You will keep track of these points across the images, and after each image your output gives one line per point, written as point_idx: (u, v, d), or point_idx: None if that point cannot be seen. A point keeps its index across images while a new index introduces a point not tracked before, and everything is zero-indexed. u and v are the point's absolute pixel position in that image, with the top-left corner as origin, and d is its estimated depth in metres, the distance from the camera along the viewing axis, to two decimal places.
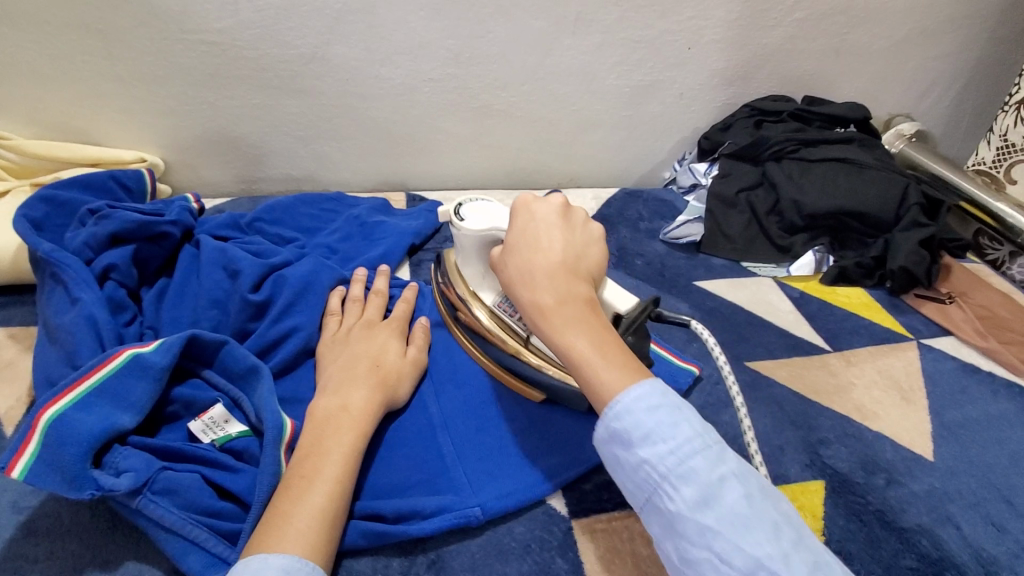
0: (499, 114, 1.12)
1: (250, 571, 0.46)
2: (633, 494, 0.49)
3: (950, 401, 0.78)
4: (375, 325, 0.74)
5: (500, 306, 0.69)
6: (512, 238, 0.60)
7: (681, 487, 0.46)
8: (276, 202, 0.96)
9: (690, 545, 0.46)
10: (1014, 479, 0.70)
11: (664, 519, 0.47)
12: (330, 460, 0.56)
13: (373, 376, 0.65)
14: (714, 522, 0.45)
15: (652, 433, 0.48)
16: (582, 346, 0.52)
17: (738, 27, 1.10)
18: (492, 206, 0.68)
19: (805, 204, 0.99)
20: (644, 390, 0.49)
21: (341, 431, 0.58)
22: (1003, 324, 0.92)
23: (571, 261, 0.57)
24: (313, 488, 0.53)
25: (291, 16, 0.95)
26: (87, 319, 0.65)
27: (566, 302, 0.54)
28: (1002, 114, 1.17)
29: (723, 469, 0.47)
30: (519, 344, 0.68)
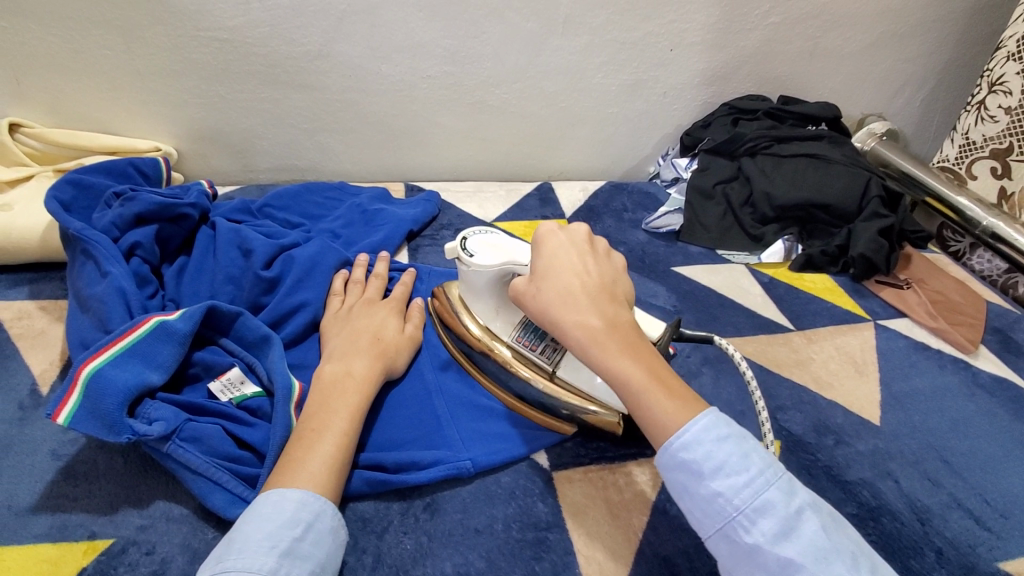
0: (493, 109, 1.19)
1: (270, 503, 0.53)
2: (701, 522, 0.53)
3: (899, 374, 0.86)
4: (374, 304, 0.80)
5: (519, 341, 0.72)
6: (540, 264, 0.65)
7: (760, 520, 0.50)
8: (283, 189, 1.03)
9: (769, 574, 0.50)
10: (951, 441, 0.78)
11: (738, 550, 0.51)
12: (336, 416, 0.63)
13: (375, 347, 0.72)
14: (795, 552, 0.49)
15: (724, 465, 0.52)
16: (634, 375, 0.57)
17: (718, 30, 1.18)
18: (499, 240, 0.73)
19: (776, 196, 1.06)
20: (707, 421, 0.54)
21: (347, 392, 0.65)
22: (955, 307, 0.99)
23: (607, 288, 0.63)
24: (322, 439, 0.60)
25: (298, 15, 1.01)
26: (116, 289, 0.72)
27: (613, 330, 0.60)
28: (965, 114, 1.26)
29: (795, 500, 0.51)
30: (546, 379, 0.71)
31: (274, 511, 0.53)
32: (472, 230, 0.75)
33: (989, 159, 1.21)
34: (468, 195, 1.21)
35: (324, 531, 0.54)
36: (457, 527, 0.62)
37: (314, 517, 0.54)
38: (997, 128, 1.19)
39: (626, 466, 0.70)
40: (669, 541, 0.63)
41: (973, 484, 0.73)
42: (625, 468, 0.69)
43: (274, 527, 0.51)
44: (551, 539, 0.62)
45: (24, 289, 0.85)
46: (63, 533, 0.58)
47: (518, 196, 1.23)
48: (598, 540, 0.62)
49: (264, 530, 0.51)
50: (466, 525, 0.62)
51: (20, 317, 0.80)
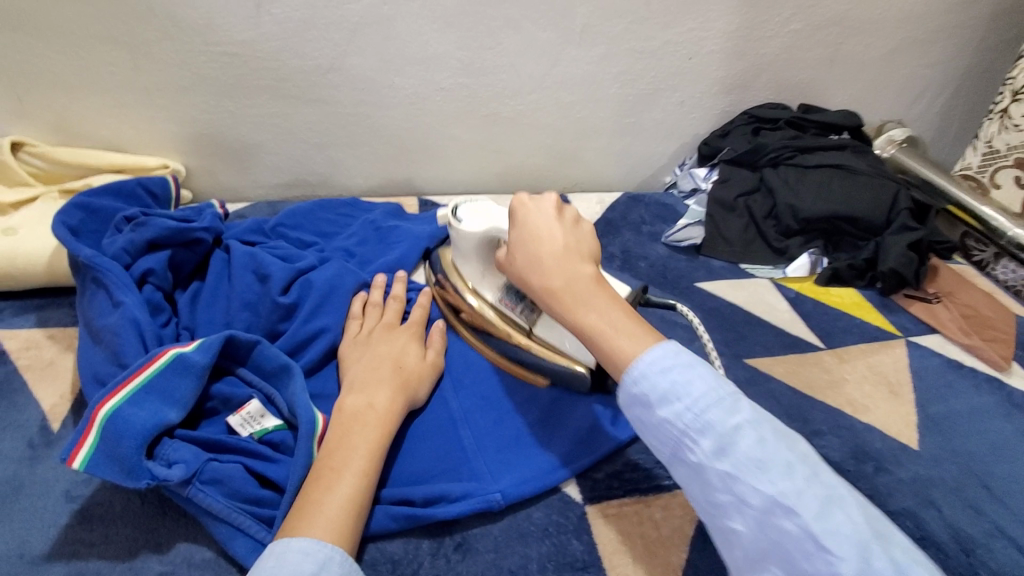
0: (508, 121, 1.16)
1: (274, 558, 0.50)
2: (654, 443, 0.57)
3: (936, 395, 0.84)
4: (395, 329, 0.77)
5: (501, 301, 0.75)
6: (515, 234, 0.67)
7: (701, 440, 0.54)
8: (295, 207, 1.00)
9: (717, 484, 0.53)
10: (992, 466, 0.76)
11: (693, 468, 0.55)
12: (356, 454, 0.60)
13: (396, 379, 0.69)
14: (733, 465, 0.53)
15: (667, 392, 0.55)
16: (592, 324, 0.60)
17: (737, 38, 1.15)
18: (487, 206, 0.74)
19: (802, 209, 1.03)
20: (660, 355, 0.57)
21: (368, 427, 0.63)
22: (986, 322, 0.97)
23: (573, 249, 0.65)
24: (341, 479, 0.58)
25: (309, 28, 0.99)
26: (130, 320, 0.69)
27: (575, 287, 0.62)
28: (987, 122, 1.23)
29: (734, 418, 0.54)
30: (524, 336, 0.74)
31: (277, 565, 0.50)
32: (462, 197, 0.76)
33: (1014, 167, 1.19)
34: None
35: None
36: (490, 568, 0.60)
37: (320, 568, 0.51)
38: (1020, 136, 1.17)
39: (661, 498, 0.67)
40: None
41: (1016, 512, 0.72)
42: (660, 500, 0.67)
43: None
44: None
45: (33, 316, 0.82)
46: None
47: None
48: None
49: None
50: (499, 566, 0.60)
51: (29, 347, 0.78)
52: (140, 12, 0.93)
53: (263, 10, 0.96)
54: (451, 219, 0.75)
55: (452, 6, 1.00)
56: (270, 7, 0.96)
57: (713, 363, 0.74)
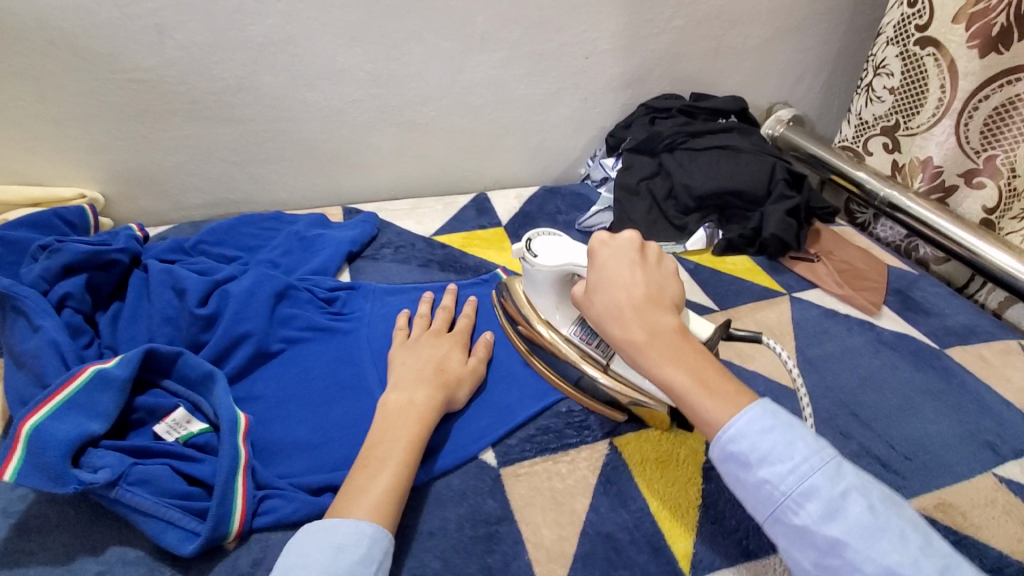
0: (422, 127, 1.22)
1: (346, 535, 0.56)
2: (755, 506, 0.56)
3: (813, 341, 0.94)
4: (441, 335, 0.82)
5: (576, 334, 0.78)
6: (593, 277, 0.69)
7: (806, 503, 0.53)
8: (217, 224, 1.04)
9: (819, 551, 0.52)
10: (860, 396, 0.86)
11: (794, 532, 0.53)
12: (399, 444, 0.65)
13: (438, 377, 0.74)
14: (842, 531, 0.51)
15: (769, 453, 0.55)
16: (677, 374, 0.61)
17: (627, 36, 1.25)
18: (563, 241, 0.78)
19: (695, 187, 1.14)
20: (761, 416, 0.57)
21: (408, 422, 0.67)
22: (860, 274, 1.09)
23: (654, 295, 0.67)
24: (384, 468, 0.63)
25: (215, 51, 1.02)
26: (49, 342, 0.72)
27: (659, 336, 0.63)
28: (858, 96, 1.37)
29: (842, 482, 0.53)
30: (601, 369, 0.76)
31: (350, 545, 0.55)
32: (538, 231, 0.81)
33: (881, 136, 1.32)
34: (406, 212, 1.24)
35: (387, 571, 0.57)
36: (411, 532, 0.65)
37: (382, 557, 0.57)
38: (883, 108, 1.30)
39: (568, 455, 0.74)
40: (610, 518, 0.67)
41: (879, 432, 0.81)
42: (567, 457, 0.74)
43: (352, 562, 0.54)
44: (501, 531, 0.66)
45: None
46: None
47: (455, 208, 1.27)
48: (545, 526, 0.66)
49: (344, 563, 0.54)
50: (419, 529, 0.65)
51: None
52: (41, 46, 0.95)
53: (166, 37, 0.99)
54: (525, 253, 0.78)
55: (355, 21, 1.06)
56: (174, 33, 0.99)
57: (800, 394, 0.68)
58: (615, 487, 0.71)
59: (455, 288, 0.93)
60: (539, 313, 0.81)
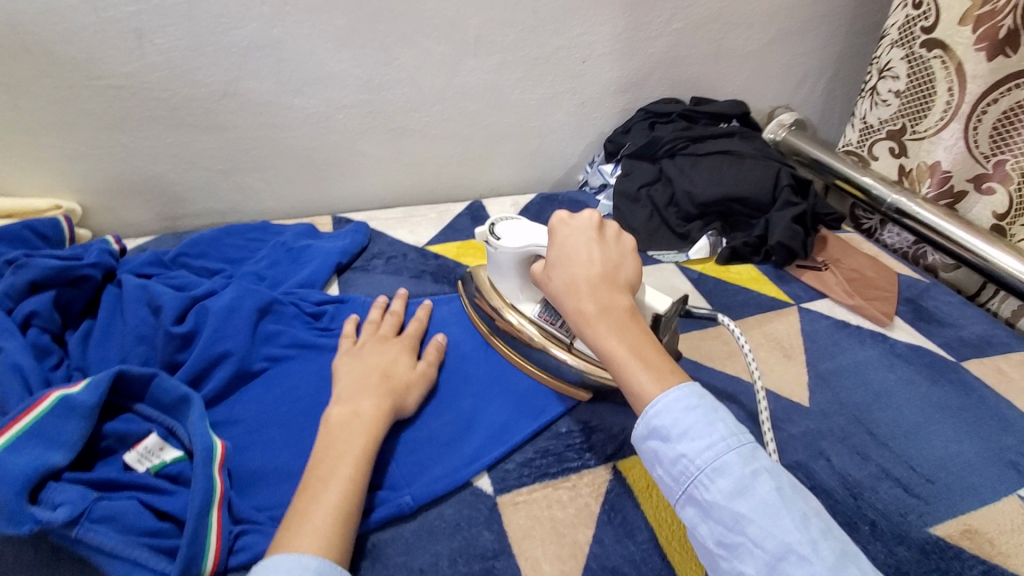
0: (415, 134, 1.18)
1: (287, 571, 0.50)
2: (670, 485, 0.55)
3: (825, 354, 0.90)
4: (389, 340, 0.79)
5: (541, 317, 0.79)
6: (554, 254, 0.71)
7: (717, 479, 0.52)
8: (199, 235, 0.99)
9: (724, 530, 0.51)
10: (875, 412, 0.82)
11: (701, 509, 0.53)
12: (345, 461, 0.60)
13: (385, 385, 0.70)
14: (747, 509, 0.51)
15: (688, 428, 0.55)
16: (619, 347, 0.62)
17: (625, 39, 1.21)
18: (524, 225, 0.81)
19: (697, 194, 1.10)
20: (685, 394, 0.57)
21: (355, 435, 0.63)
22: (869, 283, 1.05)
23: (608, 273, 0.67)
24: (328, 488, 0.57)
25: (197, 55, 0.98)
26: (11, 365, 0.67)
27: (608, 310, 0.64)
28: (862, 100, 1.35)
29: (755, 462, 0.53)
30: (566, 349, 0.76)
31: None
32: (500, 217, 0.83)
33: (886, 140, 1.29)
34: (398, 221, 1.20)
35: None
36: (401, 569, 0.60)
37: None
38: (888, 111, 1.27)
39: (570, 481, 0.70)
40: (614, 551, 0.63)
41: (897, 452, 0.77)
42: (568, 483, 0.69)
43: None
44: (498, 567, 0.61)
45: None
46: None
47: (449, 217, 1.23)
48: (545, 560, 0.62)
49: None
50: (410, 566, 0.61)
51: None
52: (11, 50, 0.90)
53: (145, 41, 0.95)
54: (488, 237, 0.80)
55: (344, 24, 1.02)
56: (153, 36, 0.95)
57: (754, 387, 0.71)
58: (620, 516, 0.66)
59: (405, 292, 0.90)
60: (506, 299, 0.82)
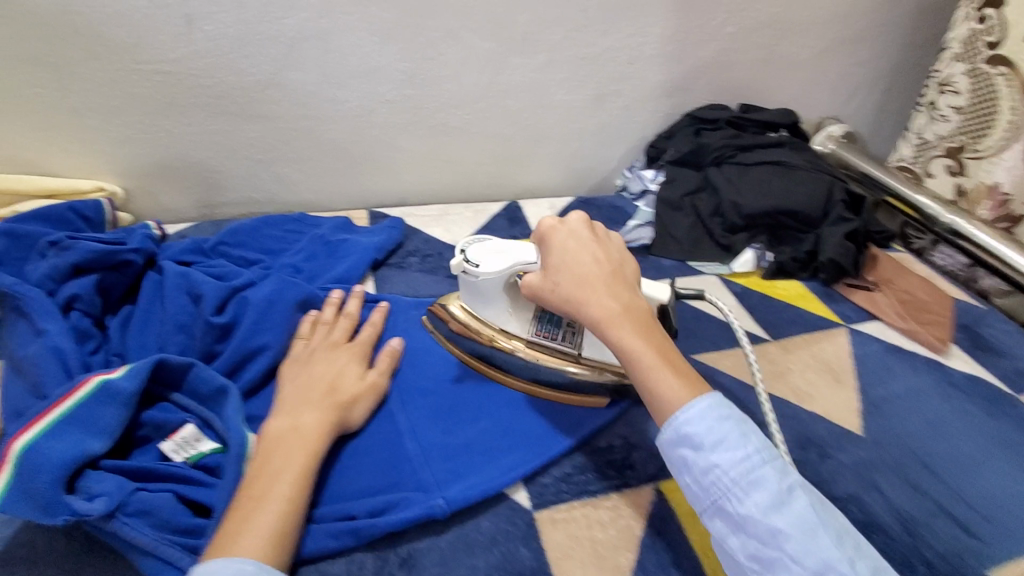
0: (455, 131, 1.16)
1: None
2: (698, 494, 0.55)
3: (877, 379, 0.86)
4: (339, 347, 0.75)
5: (536, 334, 0.74)
6: (551, 259, 0.67)
7: (753, 492, 0.53)
8: (238, 224, 0.98)
9: (758, 544, 0.51)
10: (930, 445, 0.77)
11: (732, 522, 0.53)
12: (281, 479, 0.57)
13: (329, 399, 0.67)
14: (784, 523, 0.51)
15: (723, 439, 0.55)
16: (645, 351, 0.60)
17: (675, 43, 1.18)
18: (495, 243, 0.74)
19: (745, 206, 1.05)
20: (716, 405, 0.57)
21: (292, 451, 0.60)
22: (922, 306, 1.00)
23: (618, 273, 0.66)
24: (261, 508, 0.55)
25: (244, 44, 0.97)
26: (52, 350, 0.66)
27: (627, 311, 0.63)
28: (917, 115, 1.29)
29: (787, 476, 0.54)
30: (573, 360, 0.74)
31: None
32: (467, 240, 0.76)
33: (944, 157, 1.23)
34: (434, 219, 1.18)
35: None
36: None
37: None
38: (948, 127, 1.21)
39: (610, 499, 0.67)
40: None
41: (955, 488, 0.73)
42: (609, 502, 0.67)
43: None
44: None
45: None
46: None
47: (486, 216, 1.21)
48: None
49: None
50: None
51: None
52: (63, 32, 0.91)
53: (194, 27, 0.94)
54: (465, 265, 0.73)
55: (391, 16, 1.00)
56: (202, 23, 0.94)
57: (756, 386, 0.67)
58: (663, 540, 0.63)
59: (360, 292, 0.85)
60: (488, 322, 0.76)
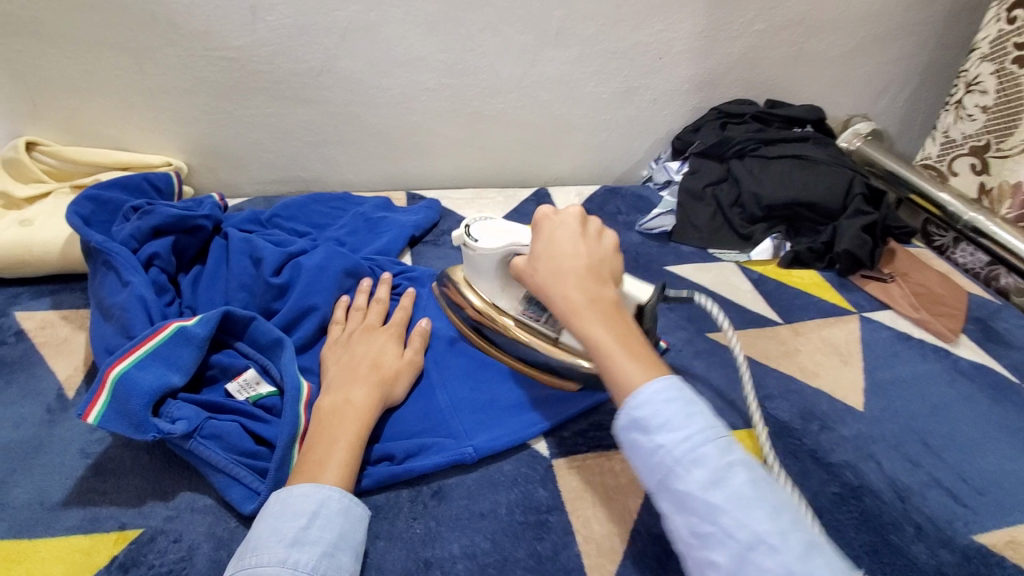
0: (490, 119, 1.23)
1: (279, 501, 0.58)
2: (647, 473, 0.56)
3: (883, 363, 0.90)
4: (374, 330, 0.81)
5: (524, 314, 0.78)
6: (538, 246, 0.70)
7: (693, 470, 0.54)
8: (291, 200, 1.08)
9: (702, 521, 0.52)
10: (931, 424, 0.82)
11: (675, 498, 0.54)
12: (337, 446, 0.64)
13: (374, 375, 0.72)
14: (722, 502, 0.52)
15: (666, 421, 0.56)
16: (608, 339, 0.62)
17: (704, 39, 1.22)
18: (499, 223, 0.79)
19: (764, 196, 1.11)
20: (666, 391, 0.57)
21: (345, 421, 0.66)
22: (937, 299, 1.04)
23: (594, 266, 0.67)
24: (324, 471, 0.61)
25: (301, 34, 1.06)
26: (137, 298, 0.76)
27: (594, 300, 0.64)
28: (944, 114, 1.31)
29: (730, 457, 0.54)
30: (550, 344, 0.76)
31: (282, 506, 0.58)
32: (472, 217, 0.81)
33: (969, 156, 1.25)
34: (467, 202, 1.25)
35: (332, 516, 0.58)
36: (463, 512, 0.66)
37: (319, 506, 0.58)
38: (974, 126, 1.23)
39: (621, 453, 0.74)
40: (661, 520, 0.66)
41: (951, 464, 0.77)
42: (620, 455, 0.73)
43: (278, 520, 0.56)
44: (551, 520, 0.66)
45: (47, 299, 0.89)
46: (96, 524, 0.62)
47: (516, 201, 1.27)
48: (595, 520, 0.66)
49: (271, 523, 0.56)
50: (472, 510, 0.66)
51: (44, 326, 0.85)
52: (144, 20, 1.01)
53: (258, 18, 1.03)
54: (466, 239, 0.79)
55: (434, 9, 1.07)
56: (265, 14, 1.03)
57: (744, 383, 0.70)
58: None
59: (389, 276, 0.92)
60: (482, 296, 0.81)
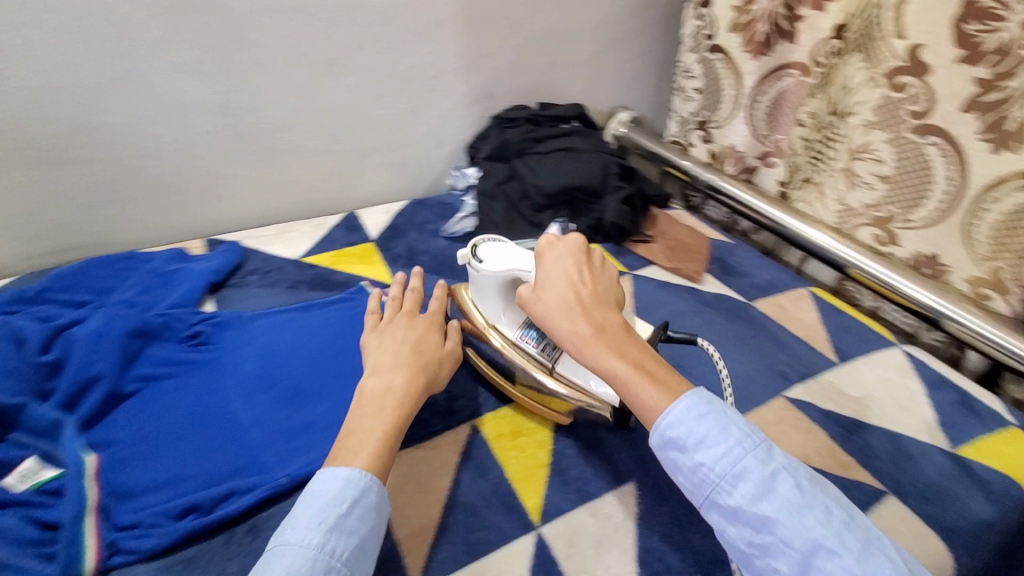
0: (281, 154, 1.25)
1: (323, 481, 0.64)
2: (692, 491, 0.62)
3: (649, 309, 1.08)
4: (415, 316, 0.87)
5: (522, 337, 0.88)
6: (539, 278, 0.78)
7: (739, 484, 0.59)
8: (64, 269, 1.01)
9: (761, 530, 0.58)
10: (685, 350, 1.00)
11: (728, 517, 0.60)
12: (377, 434, 0.69)
13: (420, 359, 0.80)
14: (795, 501, 0.58)
15: (704, 437, 0.61)
16: (638, 353, 0.70)
17: (471, 56, 1.35)
18: (485, 251, 0.91)
19: (545, 186, 1.24)
20: (698, 397, 0.64)
21: (387, 410, 0.72)
22: (686, 248, 1.26)
23: (587, 298, 0.74)
24: (358, 456, 0.67)
25: (44, 94, 1.01)
26: None
27: (600, 331, 0.71)
28: (675, 100, 1.60)
29: (774, 463, 0.60)
30: (548, 372, 0.86)
31: (323, 488, 0.63)
32: None
33: (698, 130, 1.54)
34: (275, 237, 1.26)
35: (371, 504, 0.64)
36: None
37: (361, 494, 0.64)
38: (695, 106, 1.53)
39: None
40: None
41: (700, 378, 0.95)
42: None
43: (324, 502, 0.62)
44: None
45: None
46: None
47: (325, 228, 1.30)
48: None
49: (318, 503, 0.62)
50: None
51: None
52: None
53: None
54: None
55: (187, 49, 1.06)
56: None
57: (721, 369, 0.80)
58: None
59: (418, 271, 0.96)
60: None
